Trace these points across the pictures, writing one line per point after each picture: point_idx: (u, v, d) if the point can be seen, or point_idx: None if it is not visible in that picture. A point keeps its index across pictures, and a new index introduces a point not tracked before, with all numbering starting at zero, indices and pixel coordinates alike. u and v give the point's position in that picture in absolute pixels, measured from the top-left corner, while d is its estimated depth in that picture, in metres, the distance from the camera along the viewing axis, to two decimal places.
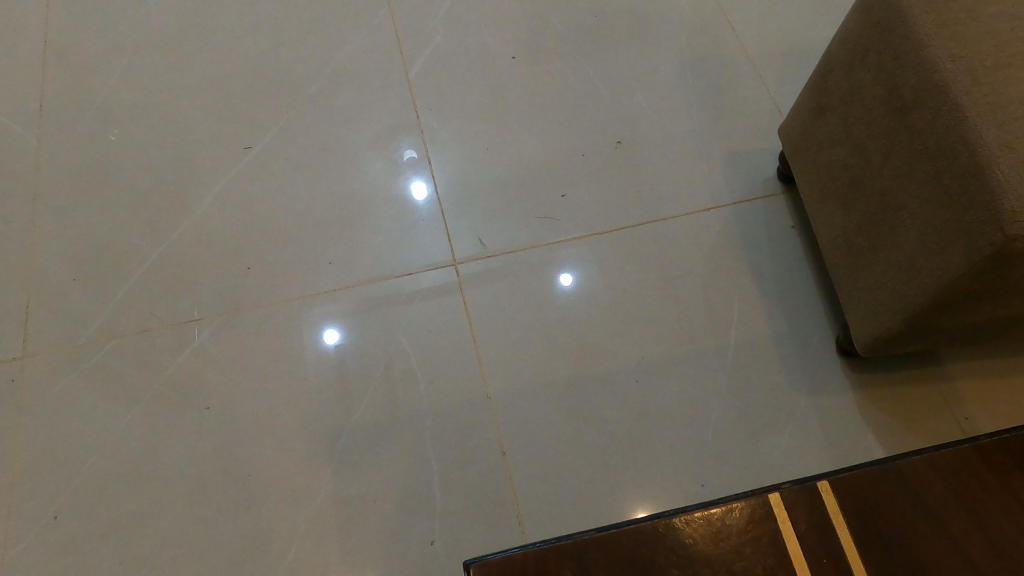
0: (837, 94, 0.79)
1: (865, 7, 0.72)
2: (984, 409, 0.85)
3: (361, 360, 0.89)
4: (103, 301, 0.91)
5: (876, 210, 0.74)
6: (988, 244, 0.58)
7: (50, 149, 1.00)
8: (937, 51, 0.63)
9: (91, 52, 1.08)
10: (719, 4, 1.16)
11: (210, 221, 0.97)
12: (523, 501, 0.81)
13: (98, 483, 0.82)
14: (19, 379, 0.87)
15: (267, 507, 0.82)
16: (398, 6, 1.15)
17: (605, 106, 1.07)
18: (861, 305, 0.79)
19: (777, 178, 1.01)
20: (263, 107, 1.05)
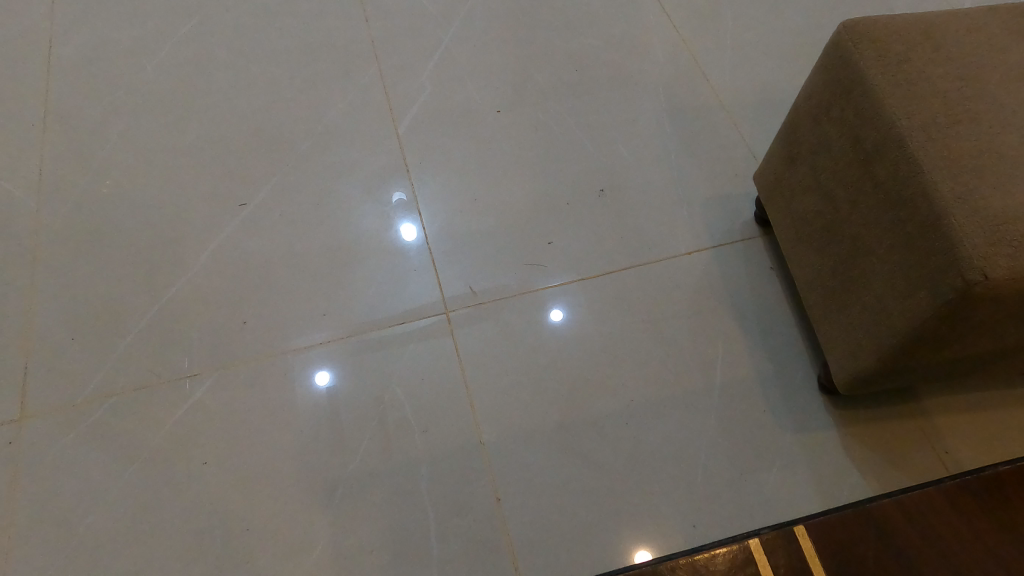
0: (806, 145, 0.83)
1: (826, 65, 0.78)
2: (964, 443, 0.87)
3: (356, 411, 0.91)
4: (102, 360, 0.93)
5: (848, 254, 0.78)
6: (949, 289, 0.62)
7: (49, 211, 1.03)
8: (893, 108, 0.68)
9: (90, 116, 1.11)
10: (693, 56, 1.22)
11: (208, 277, 1.00)
12: (519, 547, 0.82)
13: (96, 543, 0.82)
14: (17, 441, 0.87)
15: (264, 562, 0.82)
16: (387, 64, 1.19)
17: (588, 155, 1.11)
18: (839, 345, 0.82)
19: (755, 222, 1.05)
20: (258, 165, 1.09)
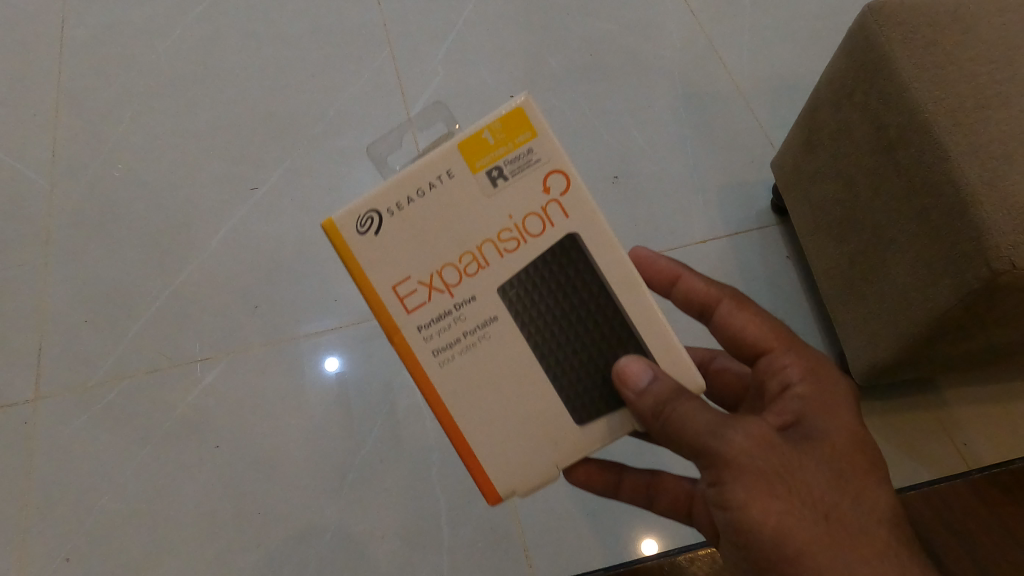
0: (826, 131, 0.82)
1: (850, 49, 0.76)
2: (982, 434, 0.86)
3: (367, 397, 0.90)
4: (115, 343, 0.93)
5: (868, 242, 0.76)
6: (975, 278, 0.61)
7: (62, 193, 1.03)
8: (919, 93, 0.66)
9: (102, 98, 1.11)
10: (710, 41, 1.20)
11: (219, 261, 0.99)
12: (530, 534, 0.83)
13: (111, 522, 0.84)
14: (32, 421, 0.88)
15: (276, 545, 0.83)
16: (399, 47, 1.18)
17: (602, 141, 1.10)
18: (856, 335, 0.81)
19: (772, 210, 1.04)
20: (269, 148, 1.08)
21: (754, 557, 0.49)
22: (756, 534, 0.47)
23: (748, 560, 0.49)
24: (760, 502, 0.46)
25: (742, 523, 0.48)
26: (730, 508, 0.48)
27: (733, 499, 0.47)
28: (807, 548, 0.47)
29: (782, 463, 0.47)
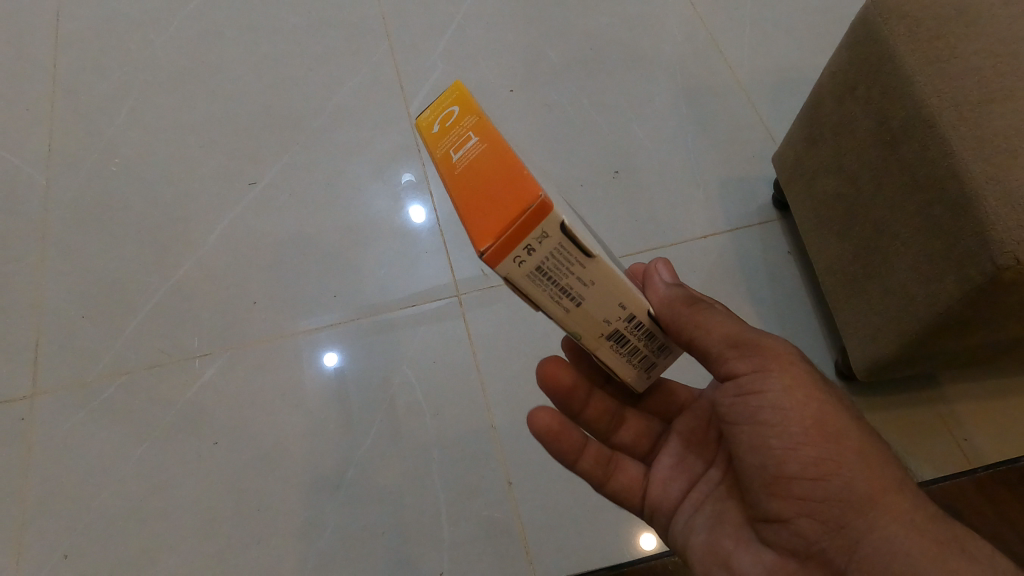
0: (829, 124, 0.81)
1: (854, 43, 0.76)
2: (984, 429, 0.86)
3: (366, 393, 0.90)
4: (112, 338, 0.92)
5: (871, 236, 0.76)
6: (980, 273, 0.60)
7: (59, 188, 1.02)
8: (924, 86, 0.66)
9: (98, 92, 1.10)
10: (710, 35, 1.19)
11: (217, 256, 0.99)
12: (530, 531, 0.83)
13: (109, 519, 0.83)
14: (28, 417, 0.87)
15: (275, 541, 0.83)
16: (398, 41, 1.17)
17: (603, 136, 1.09)
18: (858, 331, 0.80)
19: (773, 205, 1.03)
20: (267, 143, 1.07)
21: (790, 444, 0.49)
22: (793, 420, 0.50)
23: (780, 454, 0.50)
24: (800, 386, 0.51)
25: (779, 408, 0.50)
26: (766, 395, 0.50)
27: (767, 386, 0.51)
28: (845, 433, 0.50)
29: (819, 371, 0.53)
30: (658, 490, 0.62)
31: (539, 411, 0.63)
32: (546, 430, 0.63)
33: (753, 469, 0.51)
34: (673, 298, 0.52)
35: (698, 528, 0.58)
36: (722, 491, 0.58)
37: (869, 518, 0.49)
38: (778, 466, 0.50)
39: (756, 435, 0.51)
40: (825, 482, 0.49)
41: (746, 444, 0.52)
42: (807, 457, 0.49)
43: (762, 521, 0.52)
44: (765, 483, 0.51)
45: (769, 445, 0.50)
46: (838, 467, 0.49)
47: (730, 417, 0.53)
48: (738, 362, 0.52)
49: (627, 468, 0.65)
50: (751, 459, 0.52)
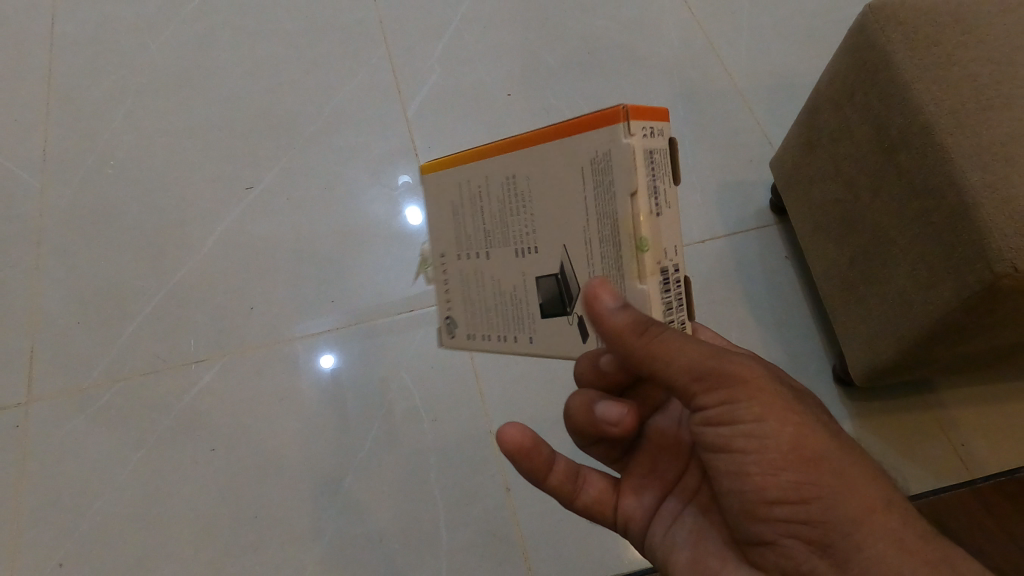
0: (827, 130, 0.81)
1: (851, 50, 0.76)
2: (981, 434, 0.86)
3: (364, 399, 0.90)
4: (108, 345, 0.92)
5: (868, 243, 0.76)
6: (977, 281, 0.60)
7: (54, 193, 1.02)
8: (921, 94, 0.66)
9: (94, 96, 1.09)
10: (708, 39, 1.19)
11: (214, 262, 0.98)
12: (529, 536, 0.83)
13: (105, 527, 0.83)
14: (23, 425, 0.87)
15: (273, 549, 0.82)
16: (395, 44, 1.17)
17: None
18: (855, 337, 0.80)
19: (770, 210, 1.04)
20: (264, 147, 1.07)
21: (766, 470, 0.45)
22: (768, 447, 0.45)
23: (757, 481, 0.45)
24: (766, 403, 0.45)
25: (753, 437, 0.45)
26: (736, 425, 0.45)
27: (739, 414, 0.45)
28: (819, 457, 0.45)
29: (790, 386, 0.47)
30: (628, 500, 0.59)
31: (511, 427, 0.56)
32: (516, 447, 0.57)
33: (732, 493, 0.47)
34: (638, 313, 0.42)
35: (679, 542, 0.54)
36: (704, 497, 0.55)
37: (852, 540, 0.44)
38: (762, 493, 0.45)
39: (731, 460, 0.46)
40: (806, 507, 0.45)
41: (724, 469, 0.47)
42: (785, 482, 0.45)
43: (746, 542, 0.49)
44: (746, 507, 0.47)
45: (746, 471, 0.46)
46: (820, 491, 0.45)
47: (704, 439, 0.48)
48: (708, 396, 0.46)
49: (594, 482, 0.60)
50: (729, 483, 0.47)
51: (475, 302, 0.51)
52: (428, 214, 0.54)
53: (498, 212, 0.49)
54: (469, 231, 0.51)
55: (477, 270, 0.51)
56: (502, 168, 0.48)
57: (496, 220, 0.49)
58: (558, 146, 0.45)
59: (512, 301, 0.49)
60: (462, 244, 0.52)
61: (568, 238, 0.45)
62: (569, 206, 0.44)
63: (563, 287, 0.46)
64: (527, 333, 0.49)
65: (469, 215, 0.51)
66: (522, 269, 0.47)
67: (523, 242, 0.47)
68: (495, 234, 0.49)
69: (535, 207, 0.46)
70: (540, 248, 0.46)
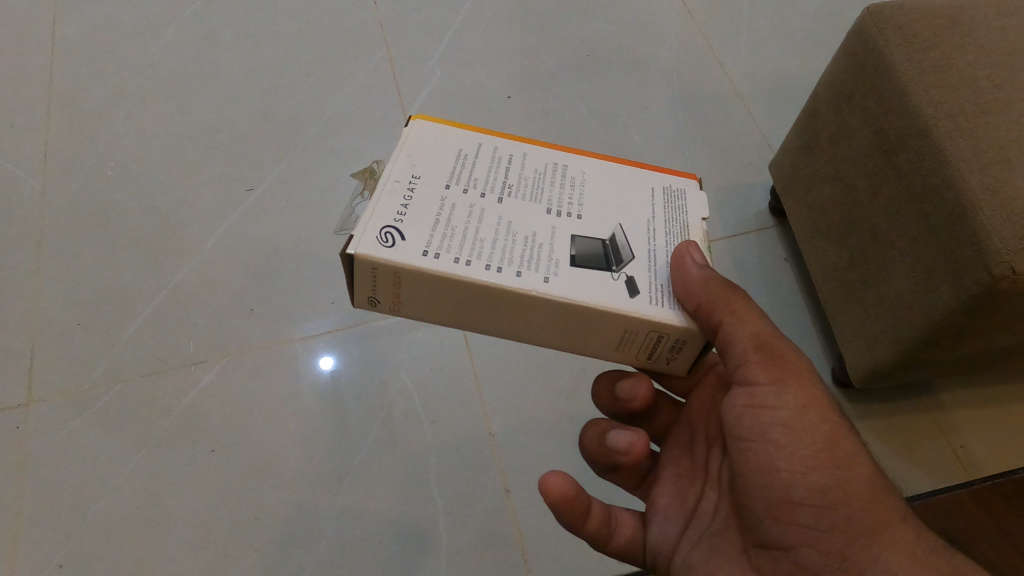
0: (825, 133, 0.82)
1: (849, 53, 0.76)
2: (979, 436, 0.87)
3: (364, 400, 0.90)
4: (108, 346, 0.92)
5: (867, 246, 0.76)
6: (976, 283, 0.61)
7: (54, 195, 1.02)
8: (919, 97, 0.66)
9: (95, 98, 1.10)
10: (707, 42, 1.20)
11: (214, 263, 0.99)
12: (529, 537, 0.83)
13: (104, 528, 0.83)
14: (23, 426, 0.87)
15: (272, 550, 0.82)
16: (394, 47, 1.17)
17: (600, 142, 1.09)
18: (853, 340, 0.80)
19: (769, 212, 1.04)
20: (265, 149, 1.07)
21: (799, 467, 0.48)
22: (804, 441, 0.48)
23: (786, 477, 0.48)
24: (810, 407, 0.49)
25: (790, 428, 0.49)
26: (778, 413, 0.49)
27: (780, 403, 0.49)
28: (853, 459, 0.49)
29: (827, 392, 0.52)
30: (654, 534, 0.59)
31: (553, 477, 0.53)
32: (563, 499, 0.53)
33: (758, 489, 0.49)
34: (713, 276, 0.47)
35: (693, 562, 0.55)
36: (718, 522, 0.55)
37: (870, 551, 0.48)
38: (790, 493, 0.48)
39: (764, 453, 0.49)
40: (829, 510, 0.48)
41: (753, 461, 0.50)
42: (816, 482, 0.48)
43: (759, 546, 0.51)
44: (773, 507, 0.49)
45: (778, 467, 0.48)
46: (843, 496, 0.48)
47: (737, 431, 0.51)
48: (758, 372, 0.50)
49: (624, 520, 0.59)
50: (756, 479, 0.50)
51: (462, 232, 0.47)
52: (418, 145, 0.51)
53: (530, 178, 0.51)
54: (476, 176, 0.50)
55: (474, 205, 0.48)
56: (536, 159, 0.53)
57: (524, 183, 0.51)
58: (606, 166, 0.54)
59: (531, 243, 0.47)
60: (460, 179, 0.49)
61: (630, 224, 0.50)
62: (623, 206, 0.52)
63: (608, 250, 0.49)
64: (548, 271, 0.46)
65: (479, 168, 0.50)
66: (552, 225, 0.49)
67: (570, 210, 0.50)
68: (517, 188, 0.50)
69: (583, 194, 0.51)
70: (583, 217, 0.50)
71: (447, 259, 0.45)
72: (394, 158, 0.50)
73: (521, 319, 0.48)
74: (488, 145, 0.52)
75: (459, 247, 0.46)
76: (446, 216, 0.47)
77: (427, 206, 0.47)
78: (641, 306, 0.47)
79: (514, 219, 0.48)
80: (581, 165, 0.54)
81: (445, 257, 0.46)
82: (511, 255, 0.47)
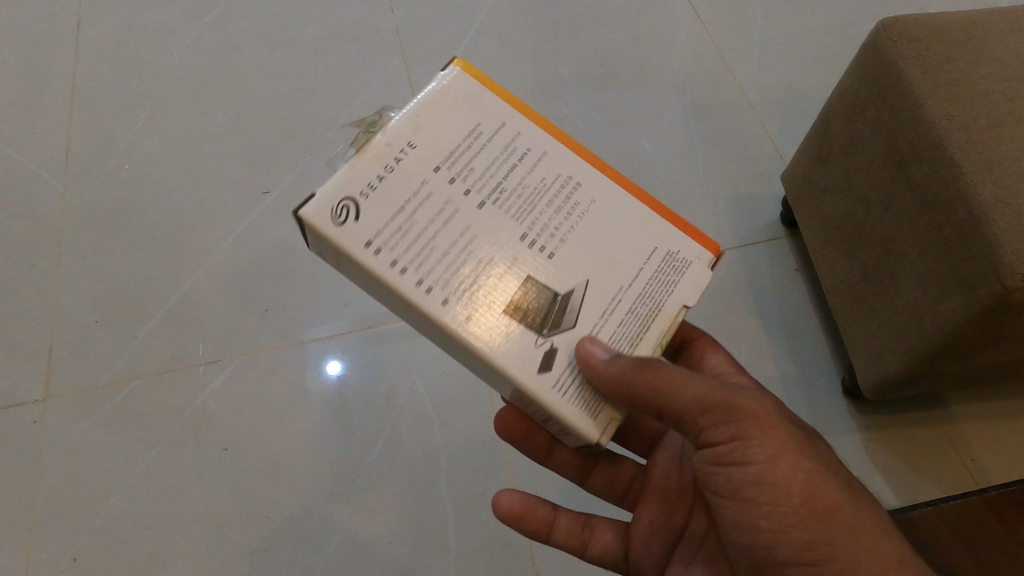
0: (838, 144, 0.82)
1: (863, 65, 0.77)
2: (991, 450, 0.86)
3: (375, 402, 0.91)
4: (125, 344, 0.93)
5: (879, 257, 0.76)
6: (988, 294, 0.61)
7: (74, 194, 1.03)
8: (933, 108, 0.67)
9: (117, 100, 1.12)
10: (720, 53, 1.21)
11: (231, 263, 1.00)
12: (536, 541, 0.84)
13: (118, 524, 0.84)
14: (41, 420, 0.88)
15: (283, 549, 0.83)
16: (411, 53, 1.19)
17: (613, 151, 1.10)
18: (864, 351, 0.80)
19: (781, 223, 1.05)
20: (283, 152, 1.09)
21: (779, 527, 0.48)
22: (781, 500, 0.48)
23: (769, 536, 0.48)
24: (783, 456, 0.48)
25: (762, 485, 0.48)
26: (747, 469, 0.48)
27: (748, 460, 0.48)
28: (836, 507, 0.48)
29: (804, 433, 0.50)
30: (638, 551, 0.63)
31: (506, 497, 0.65)
32: (510, 513, 0.65)
33: (741, 546, 0.50)
34: (626, 366, 0.45)
35: None
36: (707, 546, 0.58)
37: None
38: (772, 548, 0.49)
39: (741, 512, 0.49)
40: (819, 566, 0.48)
41: (732, 520, 0.50)
42: (798, 540, 0.48)
43: None
44: (759, 562, 0.50)
45: (758, 526, 0.49)
46: (832, 551, 0.48)
47: (715, 491, 0.51)
48: (717, 431, 0.49)
49: (602, 529, 0.66)
50: (737, 537, 0.51)
51: (417, 232, 0.45)
52: (442, 113, 0.49)
53: (531, 187, 0.49)
54: (473, 164, 0.48)
55: (450, 201, 0.46)
56: (552, 165, 0.50)
57: (519, 192, 0.48)
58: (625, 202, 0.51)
59: (480, 275, 0.46)
60: (454, 164, 0.47)
61: (600, 286, 0.48)
62: (612, 259, 0.49)
63: (555, 305, 0.47)
64: (471, 309, 0.45)
65: (484, 155, 0.49)
66: (517, 254, 0.47)
67: (546, 244, 0.48)
68: (508, 195, 0.48)
69: (574, 225, 0.49)
70: (552, 258, 0.48)
71: (383, 257, 0.44)
72: (405, 116, 0.48)
73: (446, 339, 0.47)
74: (511, 130, 0.50)
75: (403, 248, 0.45)
76: (409, 211, 0.45)
77: (404, 178, 0.46)
78: (549, 381, 0.46)
79: (480, 238, 0.46)
80: (595, 190, 0.51)
81: (386, 254, 0.44)
82: (444, 278, 0.45)
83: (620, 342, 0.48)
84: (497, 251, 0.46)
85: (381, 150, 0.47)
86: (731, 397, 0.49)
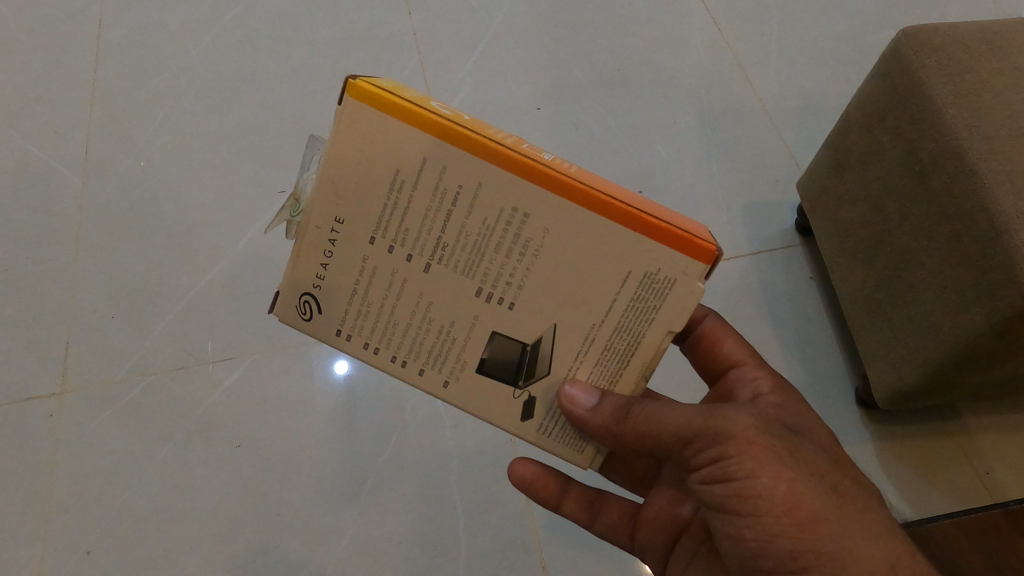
0: (855, 153, 0.82)
1: (883, 73, 0.77)
2: (1006, 464, 0.86)
3: (387, 403, 0.91)
4: (141, 339, 0.94)
5: (894, 267, 0.76)
6: (1008, 306, 0.61)
7: (93, 190, 1.04)
8: (955, 119, 0.67)
9: (137, 98, 1.13)
10: (737, 59, 1.20)
11: (247, 261, 1.01)
12: (546, 545, 0.85)
13: (131, 519, 0.84)
14: (57, 413, 0.89)
15: (295, 547, 0.84)
16: (428, 55, 1.19)
17: (627, 156, 1.10)
18: (877, 361, 0.80)
19: (796, 230, 1.04)
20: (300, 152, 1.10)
21: (763, 536, 0.47)
22: (763, 513, 0.47)
23: (755, 546, 0.48)
24: (765, 467, 0.47)
25: (742, 497, 0.47)
26: (727, 483, 0.48)
27: (729, 475, 0.47)
28: (822, 516, 0.46)
29: (786, 441, 0.49)
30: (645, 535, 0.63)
31: (519, 465, 0.67)
32: (522, 480, 0.67)
33: (732, 557, 0.50)
34: (596, 421, 0.50)
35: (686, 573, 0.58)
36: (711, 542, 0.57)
37: None
38: (759, 557, 0.48)
39: (728, 522, 0.49)
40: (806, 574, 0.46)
41: (721, 530, 0.50)
42: (781, 549, 0.46)
43: None
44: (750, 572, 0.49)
45: (744, 536, 0.48)
46: (820, 559, 0.46)
47: (703, 502, 0.50)
48: (701, 456, 0.49)
49: (611, 510, 0.66)
50: (727, 546, 0.50)
51: (377, 313, 0.50)
52: (358, 176, 0.46)
53: (472, 237, 0.47)
54: (408, 226, 0.47)
55: (400, 275, 0.48)
56: (491, 202, 0.46)
57: (463, 242, 0.47)
58: (583, 224, 0.46)
59: (446, 339, 0.50)
60: (389, 234, 0.47)
61: (567, 329, 0.50)
62: (576, 300, 0.49)
63: (524, 357, 0.51)
64: (447, 374, 0.51)
65: (414, 210, 0.46)
66: (477, 312, 0.49)
67: (503, 294, 0.48)
68: (451, 251, 0.47)
69: (531, 266, 0.47)
70: (514, 306, 0.49)
71: (358, 342, 0.51)
72: (319, 189, 0.47)
73: None
74: (434, 169, 0.45)
75: (370, 331, 0.50)
76: (367, 294, 0.49)
77: (348, 264, 0.48)
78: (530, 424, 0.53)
79: (436, 304, 0.49)
80: (546, 218, 0.46)
81: (356, 338, 0.51)
82: (415, 349, 0.51)
83: (598, 380, 0.52)
84: (450, 315, 0.49)
85: (312, 239, 0.48)
86: (710, 421, 0.48)
